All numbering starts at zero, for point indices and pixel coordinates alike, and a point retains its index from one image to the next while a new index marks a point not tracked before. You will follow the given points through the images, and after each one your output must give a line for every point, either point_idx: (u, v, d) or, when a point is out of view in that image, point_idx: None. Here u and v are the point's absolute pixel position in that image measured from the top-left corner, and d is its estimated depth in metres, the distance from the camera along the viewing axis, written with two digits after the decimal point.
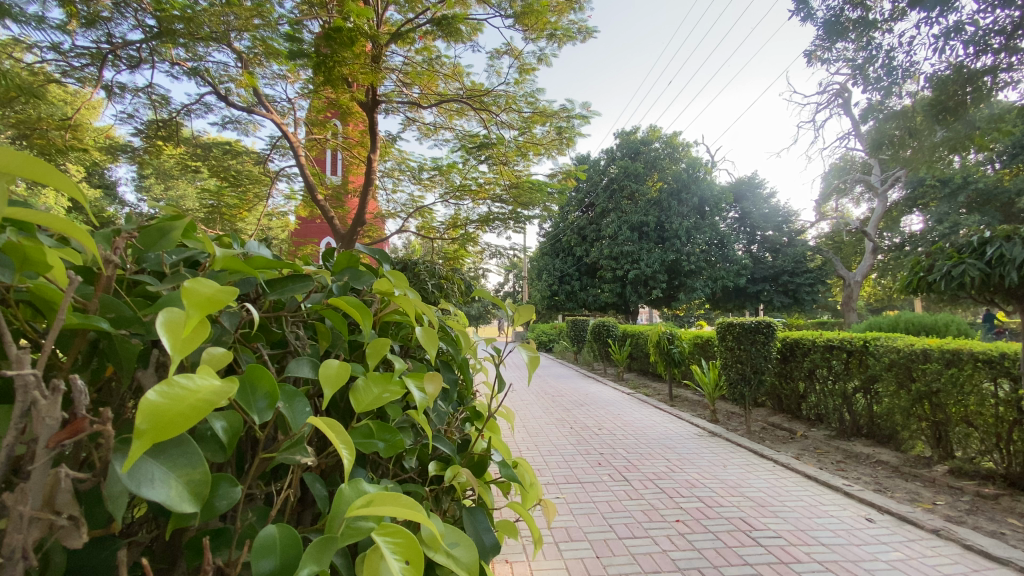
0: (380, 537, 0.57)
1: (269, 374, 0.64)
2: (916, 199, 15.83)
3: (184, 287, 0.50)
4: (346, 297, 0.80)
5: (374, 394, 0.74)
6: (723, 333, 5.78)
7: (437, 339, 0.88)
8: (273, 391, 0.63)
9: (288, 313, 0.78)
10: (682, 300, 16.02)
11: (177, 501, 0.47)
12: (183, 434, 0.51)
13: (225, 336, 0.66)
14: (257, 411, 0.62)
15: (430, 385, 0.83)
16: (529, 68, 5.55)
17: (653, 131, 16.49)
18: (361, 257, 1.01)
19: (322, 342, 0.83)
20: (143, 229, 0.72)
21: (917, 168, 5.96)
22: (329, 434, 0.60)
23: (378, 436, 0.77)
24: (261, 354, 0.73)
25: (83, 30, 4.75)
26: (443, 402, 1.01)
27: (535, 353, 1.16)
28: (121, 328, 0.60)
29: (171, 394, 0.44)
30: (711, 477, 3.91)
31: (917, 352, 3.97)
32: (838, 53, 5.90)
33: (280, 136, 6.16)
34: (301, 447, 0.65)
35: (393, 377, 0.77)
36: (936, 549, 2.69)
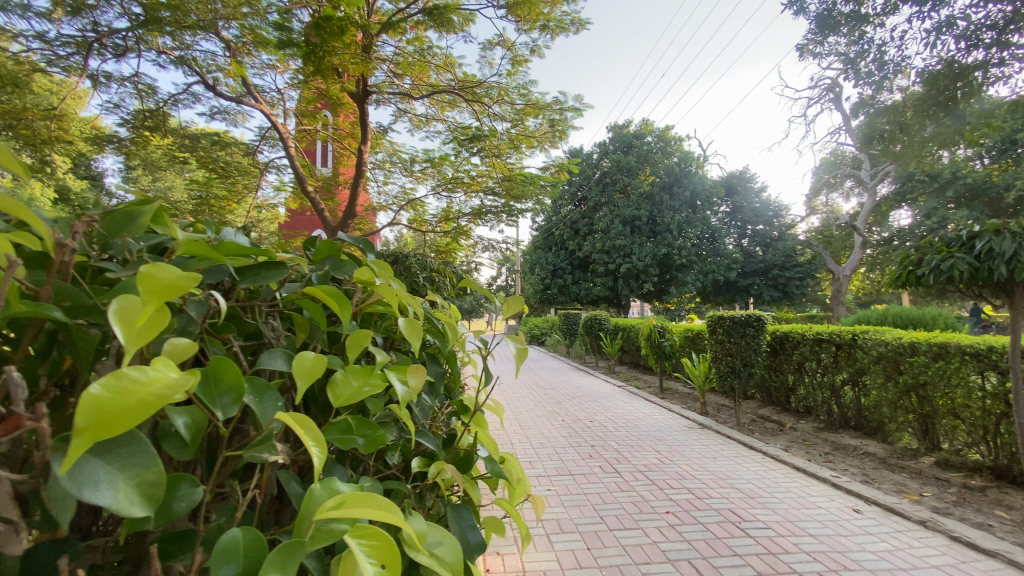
0: (354, 540, 0.56)
1: (235, 367, 0.62)
2: (905, 193, 15.96)
3: (140, 273, 0.48)
4: (324, 288, 0.78)
5: (353, 388, 0.73)
6: (714, 326, 5.81)
7: (421, 332, 0.87)
8: (240, 386, 0.62)
9: (262, 303, 0.75)
10: (673, 293, 16.09)
11: (124, 505, 0.44)
12: (135, 433, 0.48)
13: (191, 327, 0.64)
14: (222, 407, 0.60)
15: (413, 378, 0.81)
16: (522, 59, 5.51)
17: (646, 124, 16.48)
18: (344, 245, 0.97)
19: (300, 334, 0.81)
20: (107, 213, 0.70)
21: (906, 162, 6.01)
22: (298, 431, 0.60)
23: (357, 433, 0.75)
24: (232, 346, 0.71)
25: (68, 18, 4.66)
26: (428, 396, 1.00)
27: (523, 345, 1.15)
28: (76, 317, 0.57)
29: (116, 387, 0.41)
30: (700, 469, 3.94)
31: (905, 345, 4.02)
32: (830, 47, 5.91)
33: (269, 127, 6.08)
34: (269, 444, 0.62)
35: (374, 371, 0.77)
36: (923, 541, 2.73)
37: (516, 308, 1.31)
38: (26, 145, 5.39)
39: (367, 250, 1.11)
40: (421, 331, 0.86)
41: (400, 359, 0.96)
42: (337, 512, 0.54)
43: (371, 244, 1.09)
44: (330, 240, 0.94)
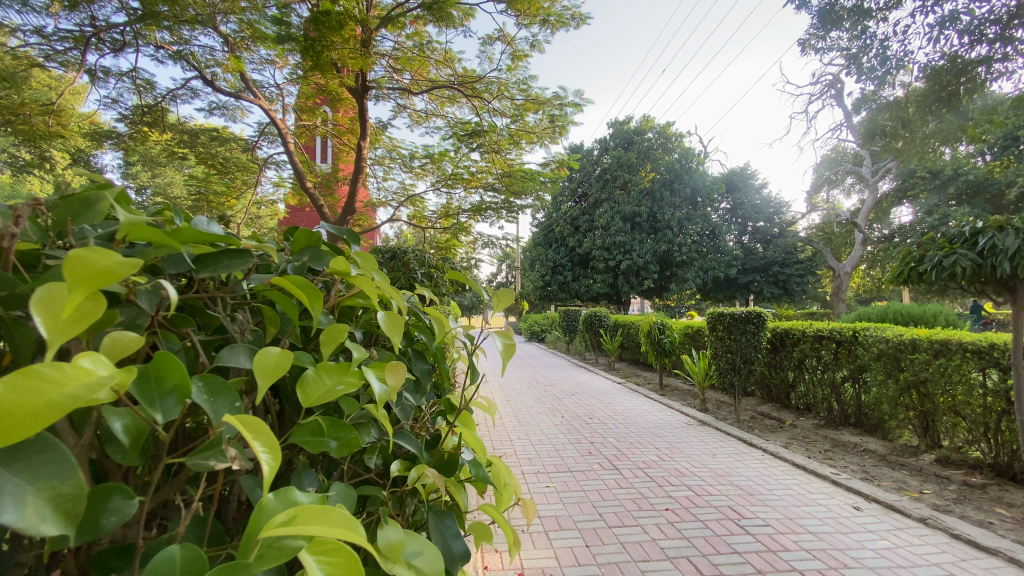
0: (311, 557, 0.50)
1: (180, 364, 0.57)
2: (906, 190, 15.92)
3: (65, 259, 0.45)
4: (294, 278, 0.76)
5: (326, 387, 0.71)
6: (714, 322, 5.79)
7: (401, 327, 0.84)
8: (183, 386, 0.57)
9: (223, 294, 0.72)
10: (674, 290, 16.06)
11: (33, 523, 0.39)
12: (48, 441, 0.43)
13: (140, 320, 0.61)
14: (163, 408, 0.55)
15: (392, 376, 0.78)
16: (522, 54, 5.48)
17: (646, 121, 16.43)
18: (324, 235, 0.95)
19: (271, 329, 0.78)
20: (62, 198, 0.67)
21: (908, 159, 5.99)
22: (246, 434, 0.53)
23: (328, 435, 0.72)
24: (190, 342, 0.67)
25: (66, 12, 4.61)
26: (411, 395, 0.98)
27: (511, 341, 1.12)
28: (13, 308, 0.55)
29: (23, 386, 0.38)
30: (700, 466, 3.93)
31: (906, 343, 4.01)
32: (832, 42, 5.87)
33: (268, 123, 6.06)
34: (218, 451, 0.57)
35: (349, 368, 0.74)
36: (923, 539, 2.73)
37: (507, 303, 1.28)
38: (25, 140, 5.37)
39: (352, 242, 1.08)
40: (402, 326, 0.84)
41: (381, 356, 0.94)
42: (281, 531, 0.46)
43: (357, 236, 1.07)
44: (309, 229, 0.91)
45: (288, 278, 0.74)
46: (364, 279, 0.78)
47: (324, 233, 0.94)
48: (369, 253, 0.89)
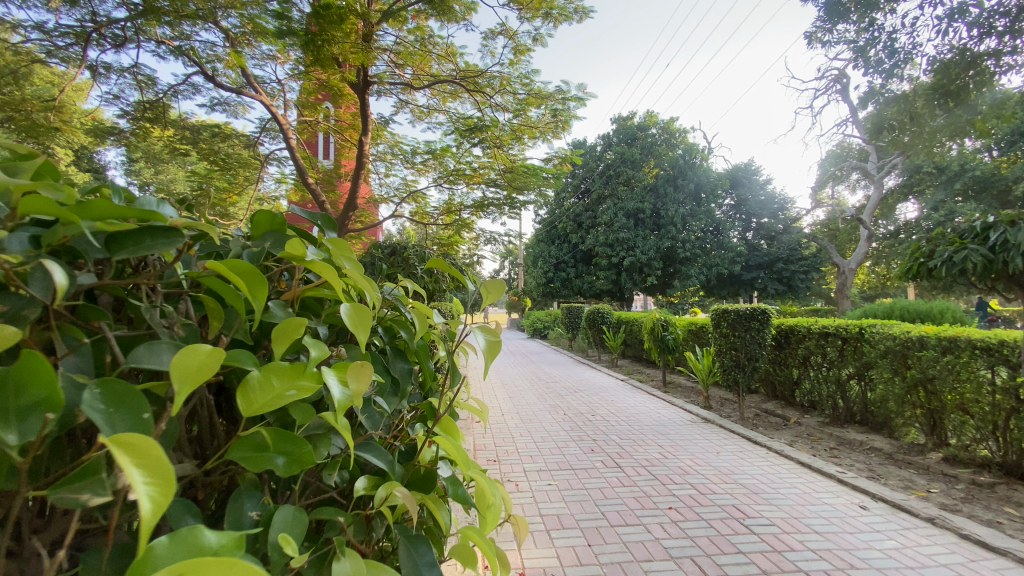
0: None
1: (50, 368, 0.49)
2: (912, 186, 15.78)
3: None
4: (235, 263, 0.66)
5: (274, 392, 0.62)
6: (718, 319, 5.73)
7: (368, 323, 0.75)
8: (53, 397, 0.48)
9: (145, 280, 0.61)
10: (677, 286, 15.99)
11: None
12: None
13: (28, 311, 0.54)
14: (22, 429, 0.46)
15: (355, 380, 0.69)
16: (524, 48, 5.41)
17: (650, 116, 16.31)
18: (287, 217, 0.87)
19: (215, 324, 0.68)
20: None
21: (915, 153, 5.92)
22: (121, 461, 0.40)
23: (278, 449, 0.64)
24: (103, 336, 0.59)
25: (66, 8, 4.56)
26: (382, 399, 0.90)
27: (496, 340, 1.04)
28: None
29: None
30: (703, 464, 3.89)
31: (913, 340, 3.94)
32: (839, 35, 5.79)
33: (269, 119, 6.02)
34: (98, 480, 0.47)
35: (304, 370, 0.65)
36: (931, 538, 2.68)
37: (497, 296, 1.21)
38: (26, 137, 5.32)
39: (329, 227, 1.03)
40: (369, 321, 0.76)
41: (352, 355, 0.87)
42: None
43: (335, 221, 1.01)
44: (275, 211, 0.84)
45: (235, 262, 0.66)
46: (325, 266, 0.71)
47: (285, 214, 0.85)
48: (344, 240, 0.84)
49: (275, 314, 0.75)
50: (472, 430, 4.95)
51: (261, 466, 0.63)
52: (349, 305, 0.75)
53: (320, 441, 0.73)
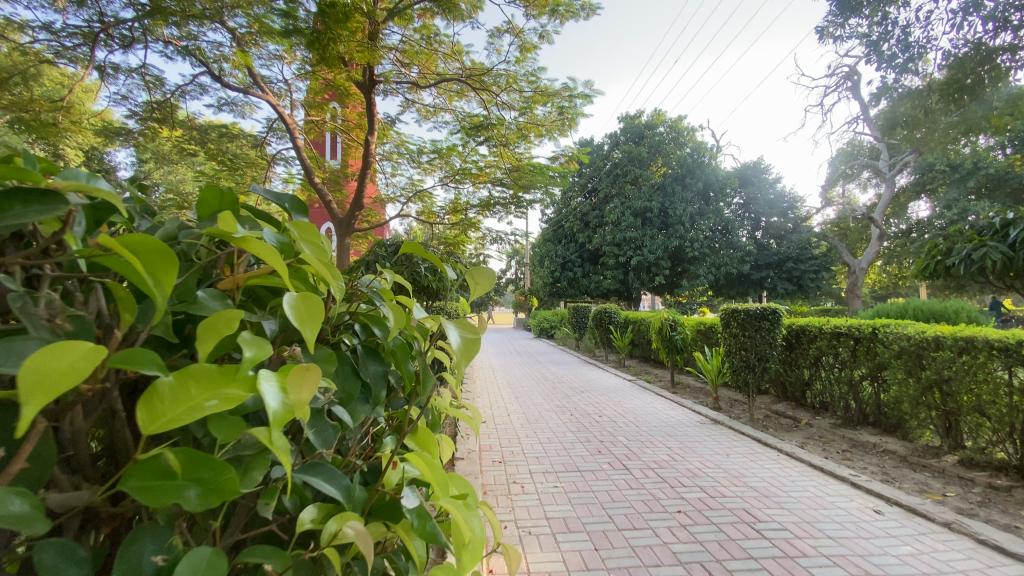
0: None
1: None
2: (925, 184, 15.55)
3: None
4: (138, 240, 0.54)
5: (181, 402, 0.52)
6: (728, 319, 5.65)
7: (318, 322, 0.63)
8: None
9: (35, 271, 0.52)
10: (685, 286, 15.86)
11: None
12: None
13: None
14: None
15: (294, 391, 0.58)
16: (531, 46, 5.36)
17: (658, 114, 16.19)
18: (236, 198, 0.80)
19: (125, 317, 0.56)
20: None
21: (929, 150, 5.81)
22: None
23: (191, 477, 0.52)
24: None
25: (74, 8, 4.56)
26: (342, 410, 0.77)
27: (473, 341, 0.91)
28: None
29: None
30: (713, 466, 3.82)
31: (928, 340, 3.85)
32: (851, 29, 5.69)
33: (276, 119, 6.01)
34: None
35: (225, 379, 0.53)
36: (948, 544, 2.61)
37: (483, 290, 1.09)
38: (34, 138, 5.33)
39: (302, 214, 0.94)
40: (321, 316, 0.64)
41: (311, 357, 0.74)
42: None
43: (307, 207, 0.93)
44: (233, 196, 0.80)
45: (141, 236, 0.54)
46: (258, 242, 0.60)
47: (232, 192, 0.79)
48: (312, 227, 0.78)
49: (203, 303, 0.63)
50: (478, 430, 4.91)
51: (168, 499, 0.52)
52: (293, 296, 0.63)
53: (256, 465, 0.60)
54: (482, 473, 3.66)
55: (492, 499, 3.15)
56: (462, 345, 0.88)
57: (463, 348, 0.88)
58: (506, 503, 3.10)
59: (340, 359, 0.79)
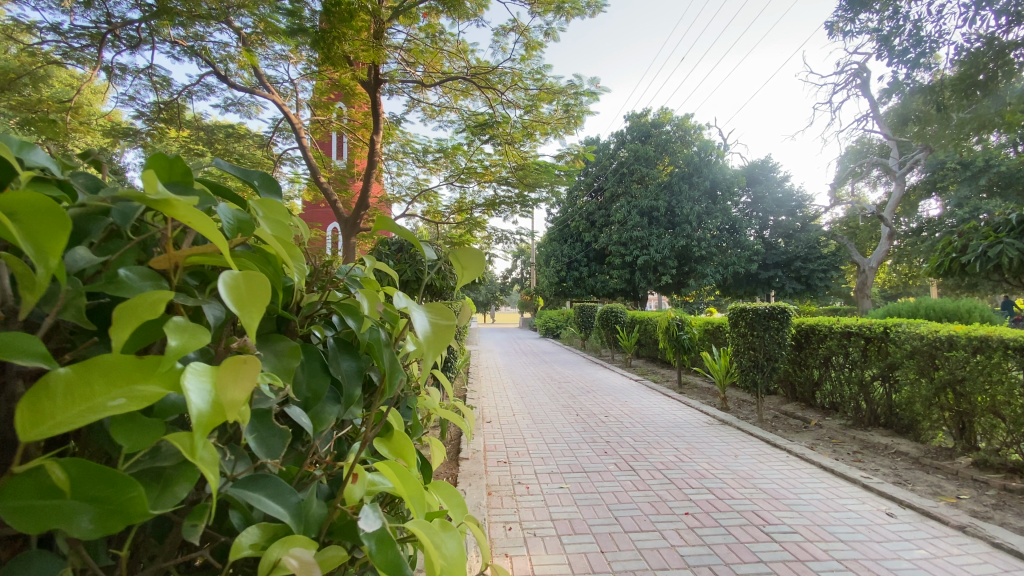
0: None
1: None
2: (936, 181, 15.35)
3: None
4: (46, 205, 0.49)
5: (77, 403, 0.42)
6: (736, 318, 5.58)
7: (263, 305, 0.54)
8: None
9: None
10: (692, 286, 15.75)
11: None
12: None
13: None
14: None
15: (226, 392, 0.47)
16: (536, 44, 5.32)
17: (665, 113, 16.09)
18: (181, 162, 0.66)
19: (27, 297, 0.48)
20: None
21: (942, 146, 5.72)
22: None
23: (83, 496, 0.43)
24: None
25: (81, 9, 4.57)
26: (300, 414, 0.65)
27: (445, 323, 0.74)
28: None
29: None
30: (721, 468, 3.77)
31: (941, 339, 3.78)
32: (861, 24, 5.62)
33: (282, 119, 6.01)
34: None
35: (137, 380, 0.44)
36: (962, 547, 2.55)
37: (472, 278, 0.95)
38: None
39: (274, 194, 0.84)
40: (267, 300, 0.54)
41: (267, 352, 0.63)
42: None
43: (278, 185, 0.81)
44: (184, 163, 0.67)
45: (28, 195, 0.48)
46: (183, 206, 0.51)
47: (175, 156, 0.65)
48: (275, 203, 0.73)
49: (129, 284, 0.54)
50: (483, 430, 4.88)
51: (53, 523, 0.43)
52: (227, 274, 0.53)
53: (181, 478, 0.50)
54: (487, 473, 3.63)
55: (497, 500, 3.12)
56: (429, 333, 0.71)
57: (429, 337, 0.71)
58: (510, 504, 3.07)
59: (308, 352, 0.69)
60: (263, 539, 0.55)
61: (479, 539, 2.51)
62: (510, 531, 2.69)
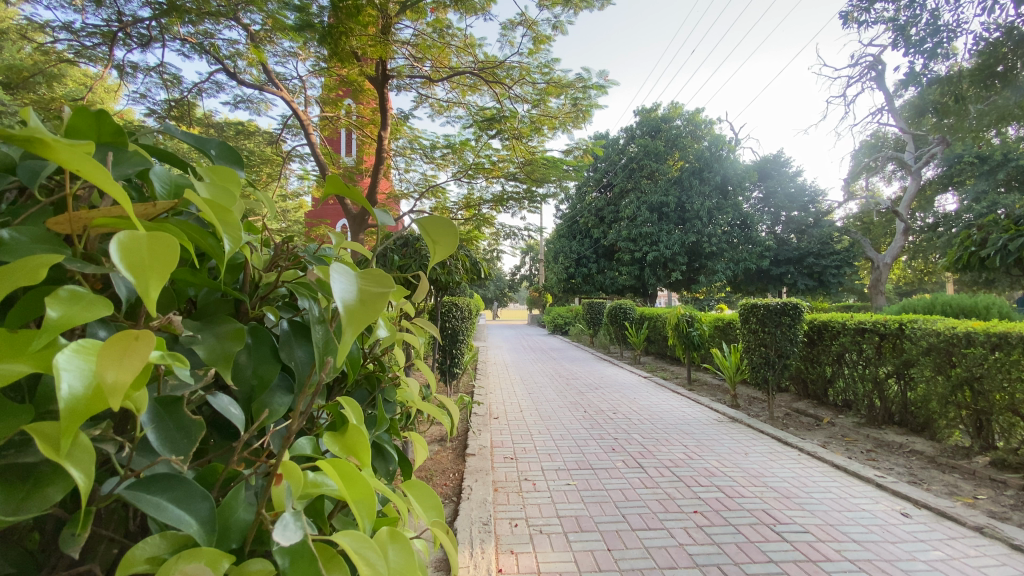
0: None
1: None
2: (952, 175, 15.04)
3: None
4: None
5: None
6: (746, 315, 5.49)
7: (164, 272, 0.47)
8: None
9: None
10: (703, 282, 15.60)
11: None
12: None
13: None
14: None
15: (111, 372, 0.41)
16: (544, 38, 5.24)
17: (675, 107, 15.93)
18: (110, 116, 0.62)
19: None
20: None
21: (959, 138, 5.59)
22: None
23: None
24: None
25: (92, 7, 4.57)
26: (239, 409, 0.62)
27: (379, 295, 0.56)
28: None
29: None
30: (731, 466, 3.72)
31: (959, 336, 3.68)
32: (877, 14, 5.51)
33: (291, 115, 6.00)
34: None
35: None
36: (980, 549, 2.49)
37: (447, 257, 0.83)
38: None
39: (235, 167, 0.83)
40: (172, 268, 0.47)
41: (213, 336, 0.62)
42: None
43: (238, 156, 0.82)
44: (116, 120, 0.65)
45: None
46: (62, 145, 0.45)
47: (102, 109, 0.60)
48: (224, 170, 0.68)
49: (14, 244, 0.51)
50: (490, 426, 4.87)
51: None
52: (126, 235, 0.47)
53: (54, 479, 0.46)
54: (493, 469, 3.61)
55: (503, 496, 3.11)
56: (359, 303, 0.55)
57: (350, 311, 0.53)
58: (516, 500, 3.05)
59: (256, 336, 0.67)
60: (169, 552, 0.49)
61: (484, 535, 2.49)
62: (515, 528, 2.68)
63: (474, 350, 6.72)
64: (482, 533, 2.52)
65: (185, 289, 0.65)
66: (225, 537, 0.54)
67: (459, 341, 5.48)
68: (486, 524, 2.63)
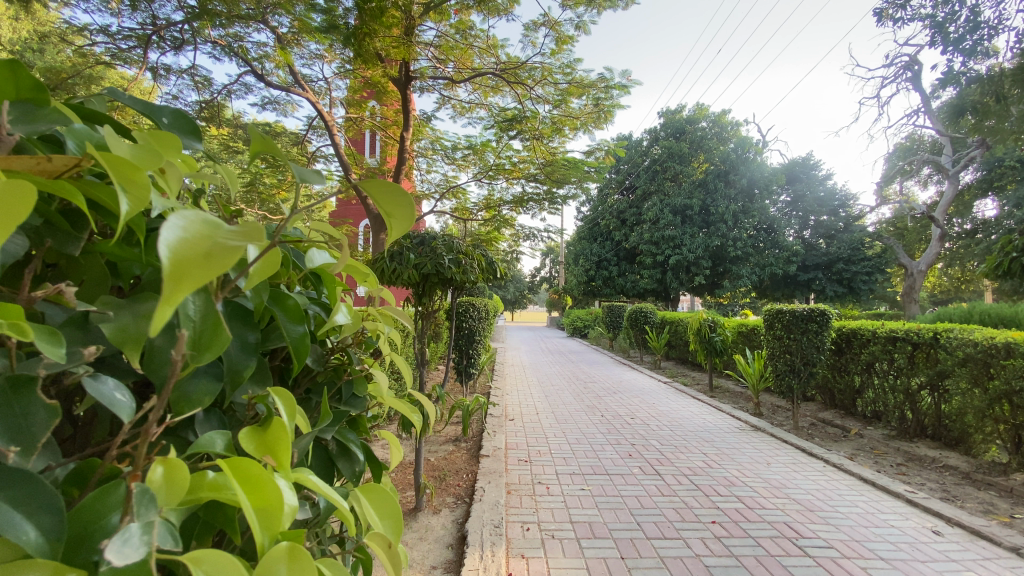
0: None
1: None
2: (993, 180, 14.38)
3: None
4: None
5: None
6: (771, 320, 5.35)
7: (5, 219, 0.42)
8: None
9: None
10: (727, 287, 15.30)
11: None
12: None
13: None
14: None
15: None
16: (567, 38, 5.16)
17: (700, 109, 15.65)
18: (28, 72, 0.59)
19: None
20: None
21: (1000, 140, 5.33)
22: None
23: None
24: None
25: (128, 11, 4.69)
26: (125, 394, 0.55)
27: (223, 250, 0.36)
28: None
29: None
30: (752, 476, 3.62)
31: (997, 347, 3.51)
32: (913, 11, 5.32)
33: (316, 117, 6.10)
34: None
35: None
36: (1015, 571, 2.35)
37: (404, 234, 0.76)
38: None
39: (190, 138, 0.79)
40: (20, 216, 0.43)
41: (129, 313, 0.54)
42: None
43: (193, 127, 0.79)
44: (37, 77, 0.60)
45: None
46: None
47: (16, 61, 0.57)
48: (167, 136, 0.64)
49: None
50: (505, 428, 4.86)
51: None
52: None
53: None
54: (507, 471, 3.59)
55: (515, 499, 3.07)
56: (191, 254, 0.35)
57: (179, 262, 0.34)
58: (529, 504, 3.02)
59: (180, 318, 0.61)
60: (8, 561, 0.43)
61: (495, 538, 2.47)
62: (527, 532, 2.63)
63: (492, 351, 6.70)
64: (493, 536, 2.49)
65: (128, 268, 0.62)
66: (81, 544, 0.46)
67: (475, 341, 5.48)
68: (497, 526, 2.60)
